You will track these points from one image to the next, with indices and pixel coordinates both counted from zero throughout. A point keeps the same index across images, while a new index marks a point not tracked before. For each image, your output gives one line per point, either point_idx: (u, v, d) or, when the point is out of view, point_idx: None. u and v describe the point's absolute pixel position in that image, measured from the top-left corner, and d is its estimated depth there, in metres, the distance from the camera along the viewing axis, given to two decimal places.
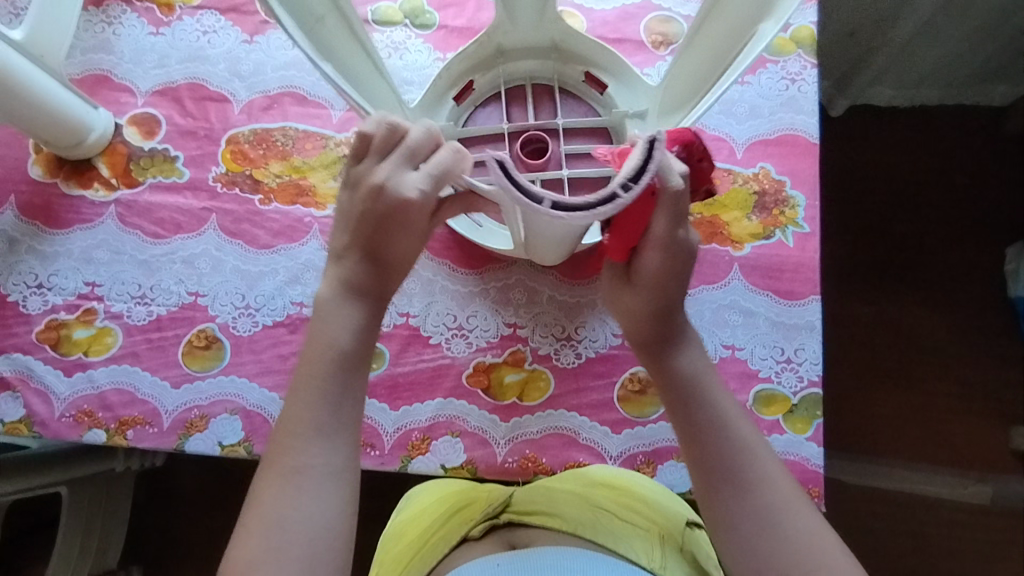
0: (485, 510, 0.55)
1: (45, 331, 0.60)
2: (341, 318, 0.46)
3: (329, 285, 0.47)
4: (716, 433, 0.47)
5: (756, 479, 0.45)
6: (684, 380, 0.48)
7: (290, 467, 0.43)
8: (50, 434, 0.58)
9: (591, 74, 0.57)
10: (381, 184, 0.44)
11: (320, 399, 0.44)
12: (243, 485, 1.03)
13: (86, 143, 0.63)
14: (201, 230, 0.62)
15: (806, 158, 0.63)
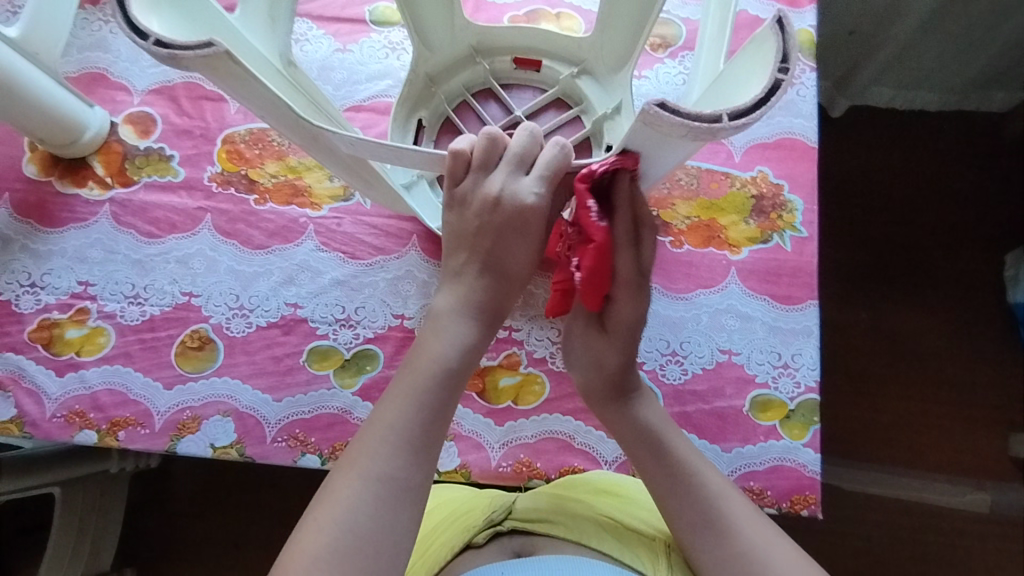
0: (489, 516, 0.54)
1: (38, 330, 0.59)
2: (452, 332, 0.48)
3: (448, 298, 0.50)
4: (684, 484, 0.50)
5: (733, 512, 0.48)
6: (646, 430, 0.52)
7: (374, 473, 0.43)
8: (41, 434, 0.57)
9: (519, 58, 0.61)
10: (499, 194, 0.45)
11: (415, 410, 0.45)
12: (238, 488, 1.02)
13: (81, 142, 0.62)
14: (195, 230, 0.62)
15: (804, 162, 0.63)
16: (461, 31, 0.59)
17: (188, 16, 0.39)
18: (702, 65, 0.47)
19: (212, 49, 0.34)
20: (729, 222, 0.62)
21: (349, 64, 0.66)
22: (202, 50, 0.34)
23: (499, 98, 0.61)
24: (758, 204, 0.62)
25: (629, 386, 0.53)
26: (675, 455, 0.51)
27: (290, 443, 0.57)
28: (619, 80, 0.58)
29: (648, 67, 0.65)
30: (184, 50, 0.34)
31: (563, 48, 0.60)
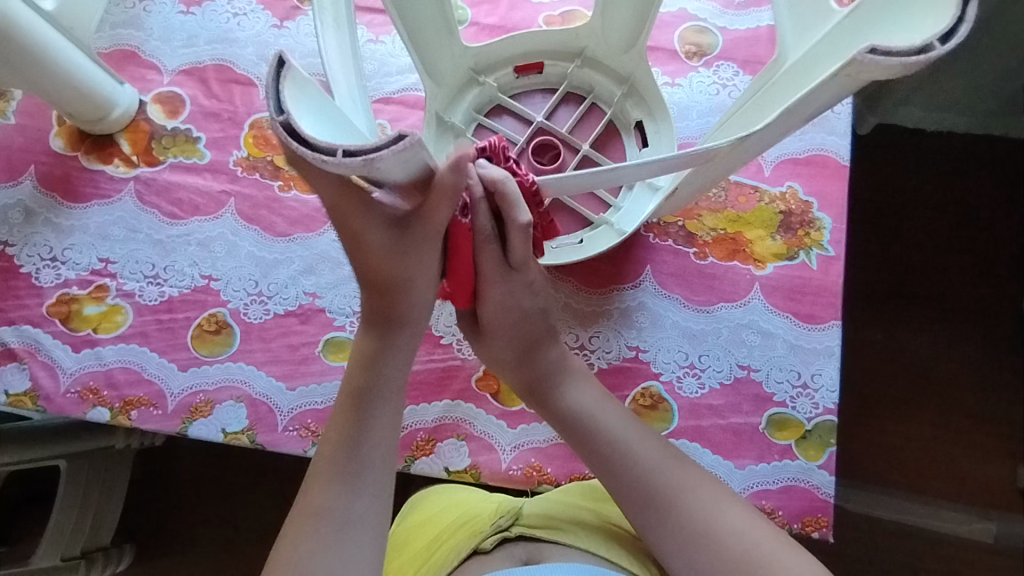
0: (497, 521, 0.53)
1: (56, 305, 0.59)
2: (360, 349, 0.50)
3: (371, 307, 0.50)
4: (620, 451, 0.50)
5: (672, 494, 0.49)
6: (576, 415, 0.52)
7: (311, 508, 0.45)
8: (54, 409, 0.57)
9: (520, 66, 0.60)
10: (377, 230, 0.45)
11: (353, 433, 0.46)
12: (240, 473, 1.02)
13: (109, 118, 0.62)
14: (218, 214, 0.62)
15: (835, 180, 0.62)
16: (460, 56, 0.57)
17: (322, 108, 0.36)
18: (795, 29, 0.46)
19: (407, 140, 0.33)
20: (756, 236, 0.61)
21: (380, 55, 0.65)
22: (396, 145, 0.32)
23: (512, 111, 0.60)
24: (786, 220, 0.61)
25: (547, 375, 0.54)
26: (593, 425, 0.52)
27: (301, 433, 0.57)
28: (630, 58, 0.57)
29: (681, 75, 0.65)
30: (384, 152, 0.32)
31: (560, 42, 0.59)
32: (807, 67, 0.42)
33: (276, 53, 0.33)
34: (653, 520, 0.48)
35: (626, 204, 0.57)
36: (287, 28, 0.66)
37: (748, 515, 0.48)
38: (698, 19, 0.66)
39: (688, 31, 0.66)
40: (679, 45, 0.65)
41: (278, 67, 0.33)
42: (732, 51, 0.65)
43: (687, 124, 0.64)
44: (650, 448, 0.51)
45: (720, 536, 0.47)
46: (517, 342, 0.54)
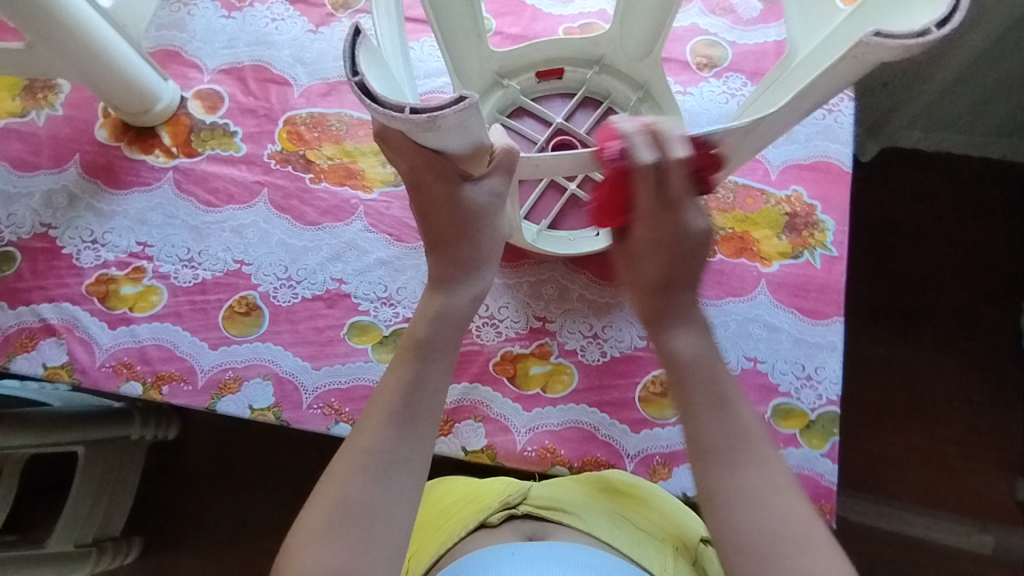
0: (505, 499, 0.54)
1: (95, 284, 0.62)
2: (425, 305, 0.54)
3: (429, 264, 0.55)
4: (716, 403, 0.50)
5: (751, 456, 0.48)
6: (682, 359, 0.52)
7: (361, 447, 0.48)
8: (89, 382, 0.60)
9: (541, 72, 0.63)
10: (452, 185, 0.51)
11: (407, 383, 0.51)
12: (251, 464, 1.04)
13: (153, 112, 0.66)
14: (252, 203, 0.65)
15: (838, 185, 0.66)
16: (486, 60, 0.61)
17: (388, 83, 0.40)
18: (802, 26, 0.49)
19: (469, 101, 0.37)
20: (762, 236, 0.64)
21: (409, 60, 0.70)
22: (460, 105, 0.37)
23: (532, 113, 0.63)
24: (791, 221, 0.65)
25: (664, 314, 0.54)
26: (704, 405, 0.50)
27: (324, 411, 0.59)
28: (646, 66, 0.61)
29: (693, 85, 0.69)
30: (448, 110, 0.37)
31: (580, 49, 0.63)
32: (818, 57, 0.46)
33: (351, 26, 0.38)
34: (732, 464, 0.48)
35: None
36: (322, 33, 0.71)
37: (800, 504, 0.46)
38: (708, 33, 0.70)
39: (699, 44, 0.70)
40: (691, 57, 0.70)
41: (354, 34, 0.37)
42: (740, 64, 0.69)
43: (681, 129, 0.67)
44: (756, 423, 0.49)
45: (765, 499, 0.46)
46: (667, 256, 0.53)
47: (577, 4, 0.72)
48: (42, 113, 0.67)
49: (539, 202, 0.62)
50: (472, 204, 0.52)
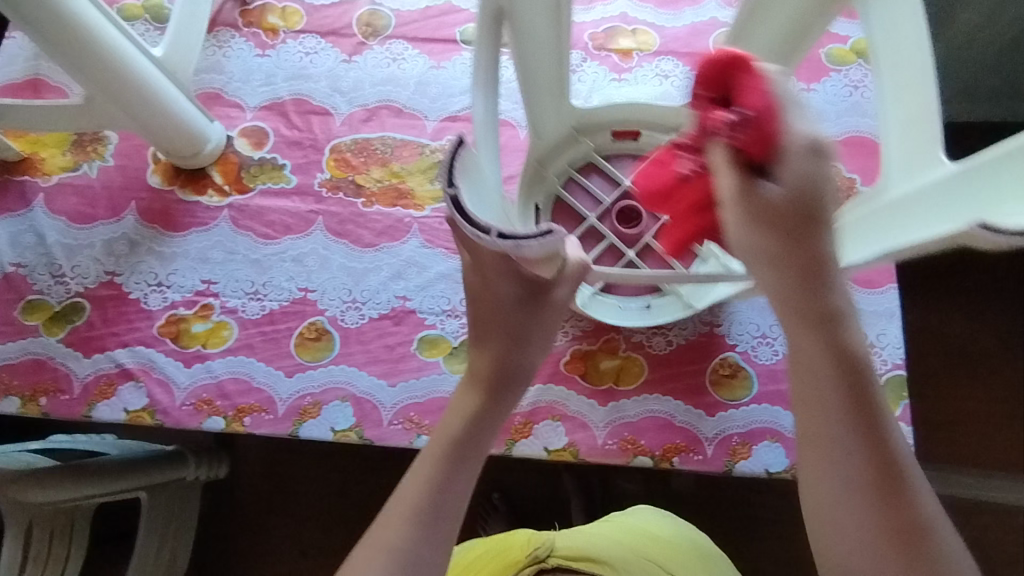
0: (534, 553, 0.57)
1: (166, 325, 0.64)
2: (461, 403, 0.47)
3: (476, 366, 0.47)
4: (888, 476, 0.36)
5: (936, 542, 0.36)
6: (857, 415, 0.36)
7: (381, 543, 0.43)
8: (172, 421, 0.61)
9: (619, 132, 0.63)
10: (508, 286, 0.44)
11: (438, 480, 0.44)
12: (301, 484, 1.03)
13: (203, 154, 0.67)
14: (309, 231, 0.67)
15: (874, 157, 0.67)
16: (565, 114, 0.60)
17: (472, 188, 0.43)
18: (896, 136, 0.45)
19: (553, 236, 0.38)
20: None
21: (443, 79, 0.72)
22: (544, 238, 0.38)
23: (602, 170, 0.64)
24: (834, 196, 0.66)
25: (862, 358, 0.36)
26: (886, 427, 0.37)
27: (405, 426, 0.60)
28: None
29: None
30: (530, 240, 0.38)
31: (660, 117, 0.61)
32: (951, 198, 0.37)
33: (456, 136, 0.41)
34: (872, 528, 0.36)
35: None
36: (356, 61, 0.73)
37: None
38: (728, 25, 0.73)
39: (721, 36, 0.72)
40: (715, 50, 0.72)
41: (458, 145, 0.41)
42: None
43: None
44: (933, 501, 0.37)
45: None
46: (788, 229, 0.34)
47: (599, 10, 0.74)
48: (94, 165, 0.69)
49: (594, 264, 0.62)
50: (535, 310, 0.46)
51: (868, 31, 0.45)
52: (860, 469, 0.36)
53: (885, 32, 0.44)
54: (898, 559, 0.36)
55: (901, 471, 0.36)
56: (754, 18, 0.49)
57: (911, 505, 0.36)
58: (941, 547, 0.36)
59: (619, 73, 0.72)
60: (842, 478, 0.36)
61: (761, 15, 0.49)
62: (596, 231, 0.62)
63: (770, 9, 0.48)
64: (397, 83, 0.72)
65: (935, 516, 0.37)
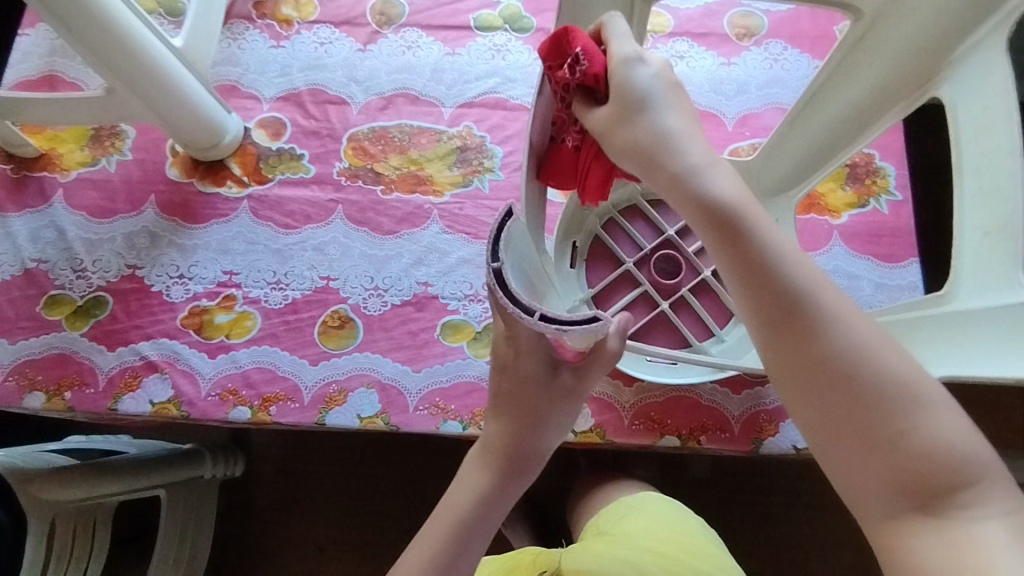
0: None
1: (189, 317, 0.63)
2: (470, 481, 0.48)
3: (495, 436, 0.48)
4: (833, 342, 0.30)
5: (914, 408, 0.29)
6: (781, 287, 0.31)
7: None
8: (197, 412, 0.61)
9: None
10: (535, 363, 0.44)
11: (440, 556, 0.46)
12: (316, 483, 1.02)
13: (221, 145, 0.67)
14: (329, 220, 0.66)
15: (892, 132, 0.67)
16: None
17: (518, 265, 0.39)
18: (971, 266, 0.40)
19: (601, 325, 0.36)
20: (828, 189, 0.66)
21: (458, 66, 0.72)
22: (591, 326, 0.35)
23: (647, 216, 0.62)
24: (852, 172, 0.66)
25: (745, 222, 0.32)
26: (789, 286, 0.31)
27: (432, 411, 0.60)
28: (777, 202, 0.58)
29: (735, 55, 0.71)
30: (576, 326, 0.35)
31: None
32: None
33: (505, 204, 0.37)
34: (816, 408, 0.30)
35: (730, 338, 0.59)
36: (371, 50, 0.73)
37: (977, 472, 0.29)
38: (742, 5, 0.72)
39: (736, 16, 0.72)
40: (730, 30, 0.72)
41: (504, 215, 0.36)
42: (778, 30, 0.71)
43: (724, 100, 0.69)
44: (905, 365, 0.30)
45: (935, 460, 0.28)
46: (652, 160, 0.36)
47: None
48: (112, 160, 0.69)
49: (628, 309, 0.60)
50: (561, 395, 0.46)
51: (956, 135, 0.42)
52: (771, 340, 0.32)
53: (973, 131, 0.41)
54: (856, 441, 0.29)
55: (810, 326, 0.31)
56: (833, 78, 0.48)
57: (843, 368, 0.30)
58: (907, 429, 0.29)
59: None
60: (770, 353, 0.32)
61: (842, 76, 0.48)
62: (631, 276, 0.61)
63: (851, 74, 0.47)
64: (412, 70, 0.72)
65: (901, 386, 0.29)
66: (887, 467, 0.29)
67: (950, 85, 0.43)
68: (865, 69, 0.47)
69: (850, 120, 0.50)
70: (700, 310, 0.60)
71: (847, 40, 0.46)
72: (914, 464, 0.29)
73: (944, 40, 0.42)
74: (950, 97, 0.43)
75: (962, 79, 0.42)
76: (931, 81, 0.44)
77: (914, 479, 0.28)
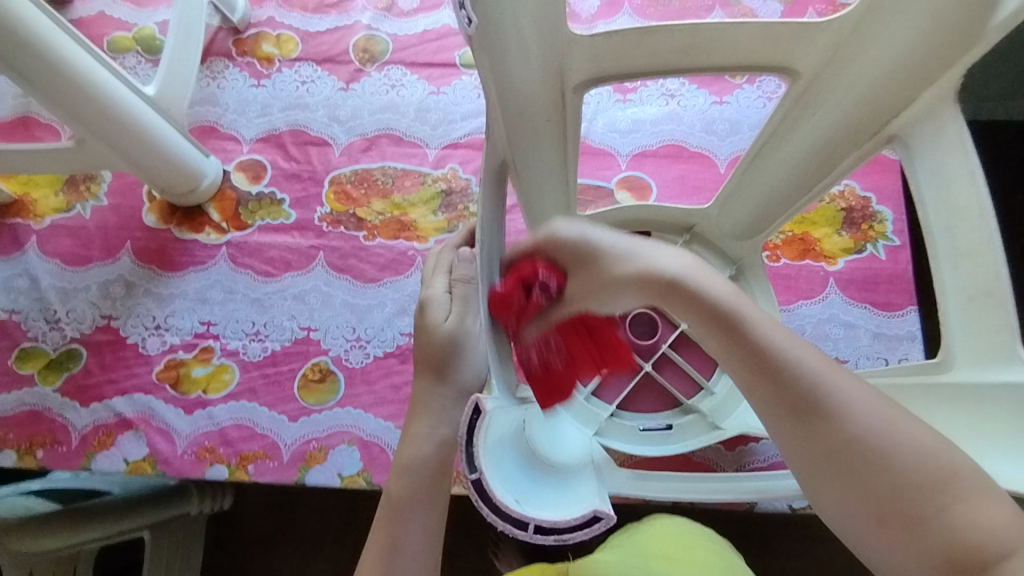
0: None
1: (165, 371, 0.61)
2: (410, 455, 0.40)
3: (422, 389, 0.42)
4: (825, 419, 0.28)
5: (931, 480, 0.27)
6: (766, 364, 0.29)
7: None
8: (173, 472, 0.59)
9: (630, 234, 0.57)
10: (453, 314, 0.42)
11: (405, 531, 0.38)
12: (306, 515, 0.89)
13: (199, 190, 0.65)
14: (310, 268, 0.65)
15: (888, 174, 0.65)
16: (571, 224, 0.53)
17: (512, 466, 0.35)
18: (965, 334, 0.36)
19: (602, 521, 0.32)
20: (823, 234, 0.64)
21: (444, 105, 0.70)
22: (591, 525, 0.32)
23: None
24: (849, 216, 0.64)
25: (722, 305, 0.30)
26: (757, 336, 0.29)
27: None
28: (743, 245, 0.55)
29: (728, 93, 0.69)
30: (578, 533, 0.32)
31: (670, 216, 0.56)
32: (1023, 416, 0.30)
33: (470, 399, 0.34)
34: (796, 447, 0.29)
35: (720, 391, 0.56)
36: (353, 89, 0.71)
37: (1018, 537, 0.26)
38: None
39: None
40: None
41: (475, 413, 0.34)
42: None
43: (716, 141, 0.68)
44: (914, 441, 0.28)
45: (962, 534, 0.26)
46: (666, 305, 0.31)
47: (602, 28, 0.69)
48: (87, 205, 0.67)
49: None
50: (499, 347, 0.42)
51: (919, 188, 0.37)
52: (749, 387, 0.30)
53: (935, 187, 0.37)
54: (842, 478, 0.28)
55: (782, 372, 0.29)
56: (780, 128, 0.43)
57: (854, 449, 0.28)
58: (885, 455, 0.27)
59: (623, 94, 0.70)
60: (749, 395, 0.30)
61: (789, 126, 0.43)
62: None
63: (797, 126, 0.42)
64: (396, 110, 0.70)
65: (884, 430, 0.28)
66: (874, 500, 0.27)
67: (910, 138, 0.38)
68: (815, 118, 0.41)
69: (805, 169, 0.44)
70: (685, 366, 0.59)
71: (788, 95, 0.41)
72: (896, 495, 0.27)
73: (899, 92, 0.36)
74: (906, 152, 0.38)
75: (921, 137, 0.37)
76: (889, 123, 0.38)
77: (903, 510, 0.27)
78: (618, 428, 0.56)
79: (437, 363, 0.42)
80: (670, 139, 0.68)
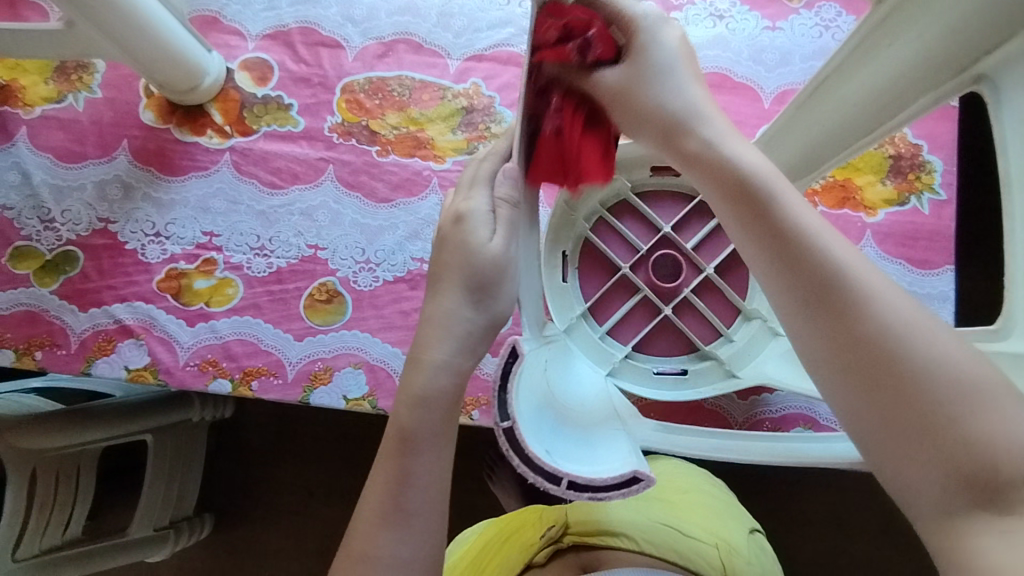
0: (545, 532, 0.46)
1: (166, 280, 0.59)
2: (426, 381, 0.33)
3: (437, 308, 0.34)
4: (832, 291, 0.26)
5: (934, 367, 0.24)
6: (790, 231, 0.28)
7: (357, 553, 0.31)
8: (175, 382, 0.58)
9: None
10: (497, 236, 0.34)
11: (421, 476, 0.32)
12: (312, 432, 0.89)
13: (200, 88, 0.60)
14: (319, 182, 0.61)
15: (945, 121, 0.60)
16: None
17: (549, 427, 0.37)
18: None
19: (641, 482, 0.34)
20: (866, 182, 0.60)
21: (469, 11, 0.64)
22: (629, 484, 0.34)
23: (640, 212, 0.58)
24: (896, 164, 0.60)
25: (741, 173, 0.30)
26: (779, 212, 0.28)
27: None
28: None
29: (782, 18, 0.63)
30: (613, 491, 0.34)
31: None
32: None
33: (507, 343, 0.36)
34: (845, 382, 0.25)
35: (740, 339, 0.54)
36: None
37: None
38: None
39: None
40: None
41: (510, 358, 0.36)
42: None
43: (763, 71, 0.62)
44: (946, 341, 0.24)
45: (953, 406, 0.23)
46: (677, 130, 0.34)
47: None
48: (79, 97, 0.63)
49: (629, 318, 0.58)
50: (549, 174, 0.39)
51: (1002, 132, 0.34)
52: (791, 316, 0.27)
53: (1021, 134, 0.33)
54: (857, 380, 0.25)
55: (843, 300, 0.26)
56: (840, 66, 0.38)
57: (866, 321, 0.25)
58: (959, 413, 0.23)
59: (667, 12, 0.63)
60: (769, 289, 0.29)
61: (856, 62, 0.37)
62: (630, 282, 0.58)
63: (862, 65, 0.37)
64: (416, 13, 0.64)
65: (910, 326, 0.25)
66: (888, 400, 0.24)
67: (1001, 80, 0.33)
68: (883, 54, 0.35)
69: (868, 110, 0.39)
70: (706, 312, 0.56)
71: (863, 25, 0.35)
72: (962, 456, 0.22)
73: (998, 27, 0.31)
74: (993, 94, 0.34)
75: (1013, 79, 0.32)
76: (976, 61, 0.34)
77: (973, 477, 0.22)
78: (633, 373, 0.54)
79: (472, 290, 0.34)
80: (714, 66, 0.62)
